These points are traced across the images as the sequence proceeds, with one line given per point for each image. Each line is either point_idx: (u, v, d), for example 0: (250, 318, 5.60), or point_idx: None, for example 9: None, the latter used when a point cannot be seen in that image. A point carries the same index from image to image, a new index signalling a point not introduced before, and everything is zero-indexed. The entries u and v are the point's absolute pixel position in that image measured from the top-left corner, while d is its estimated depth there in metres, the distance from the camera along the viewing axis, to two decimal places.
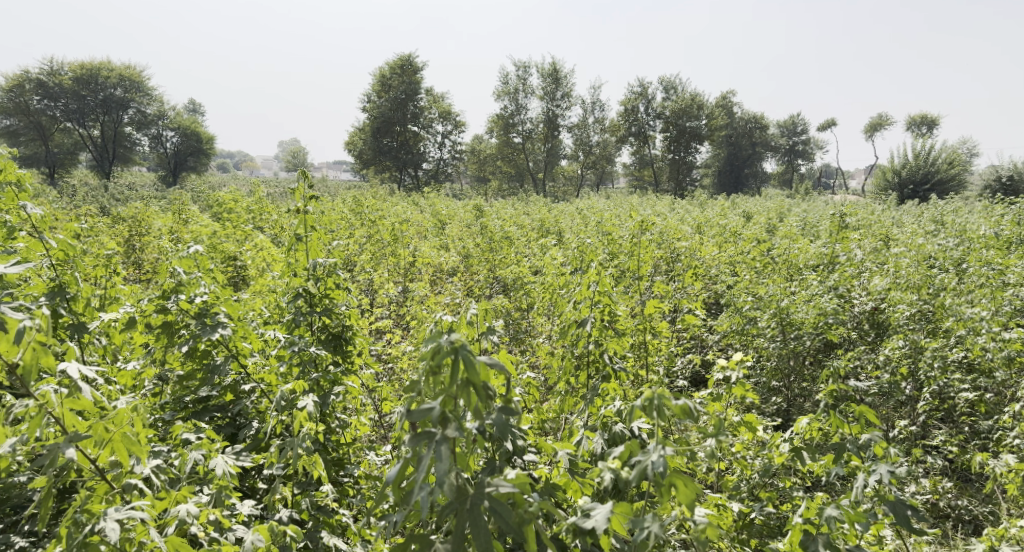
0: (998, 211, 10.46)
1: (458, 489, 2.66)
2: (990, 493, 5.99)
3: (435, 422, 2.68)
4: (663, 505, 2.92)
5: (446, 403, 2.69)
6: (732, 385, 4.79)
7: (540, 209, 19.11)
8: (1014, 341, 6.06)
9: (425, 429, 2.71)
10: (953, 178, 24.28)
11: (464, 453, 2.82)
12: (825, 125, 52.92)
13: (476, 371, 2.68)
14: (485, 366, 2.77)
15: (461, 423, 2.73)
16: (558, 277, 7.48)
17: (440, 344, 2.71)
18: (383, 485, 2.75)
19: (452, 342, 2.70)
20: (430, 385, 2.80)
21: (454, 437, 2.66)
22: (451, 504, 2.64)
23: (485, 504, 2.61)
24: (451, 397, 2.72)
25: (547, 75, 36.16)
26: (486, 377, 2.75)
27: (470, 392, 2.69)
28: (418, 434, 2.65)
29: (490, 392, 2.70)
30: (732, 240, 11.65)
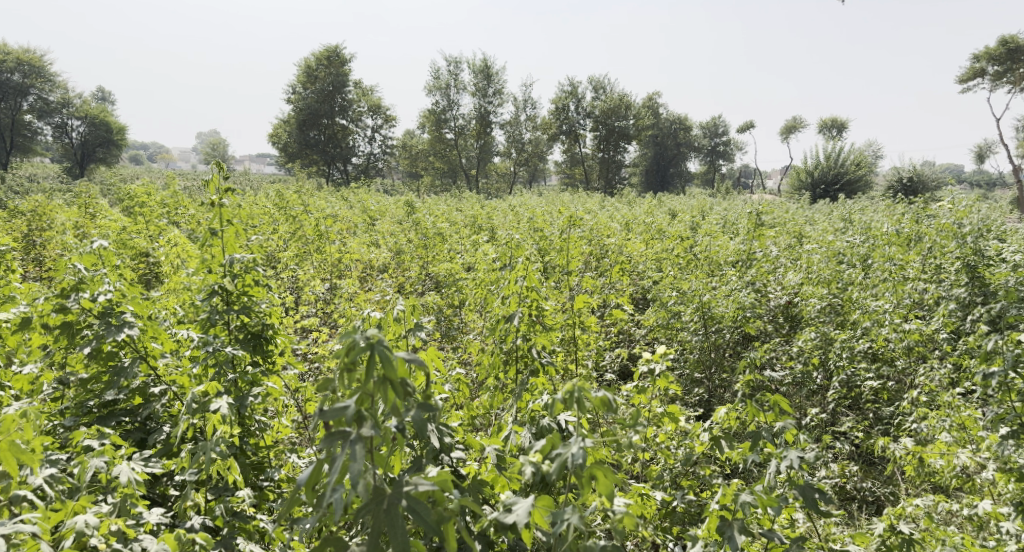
0: (900, 210, 11.15)
1: (376, 489, 2.62)
2: (892, 474, 6.37)
3: (350, 421, 2.62)
4: (584, 497, 2.95)
5: (361, 402, 2.63)
6: (656, 377, 4.92)
7: (473, 205, 19.15)
8: (912, 332, 6.63)
9: (340, 428, 2.65)
10: (861, 178, 25.73)
11: (383, 453, 2.78)
12: (744, 126, 55.02)
13: (392, 368, 2.62)
14: (403, 362, 2.71)
15: (377, 420, 2.68)
16: (489, 273, 7.52)
17: (355, 340, 2.64)
18: (296, 488, 2.67)
19: (368, 339, 2.64)
20: (346, 383, 2.74)
21: (370, 436, 2.60)
22: (367, 505, 2.58)
23: (402, 504, 2.57)
24: (367, 395, 2.66)
25: (478, 71, 36.19)
26: (404, 373, 2.70)
27: (387, 389, 2.63)
28: (332, 434, 2.59)
29: (407, 389, 2.66)
30: (658, 237, 11.99)
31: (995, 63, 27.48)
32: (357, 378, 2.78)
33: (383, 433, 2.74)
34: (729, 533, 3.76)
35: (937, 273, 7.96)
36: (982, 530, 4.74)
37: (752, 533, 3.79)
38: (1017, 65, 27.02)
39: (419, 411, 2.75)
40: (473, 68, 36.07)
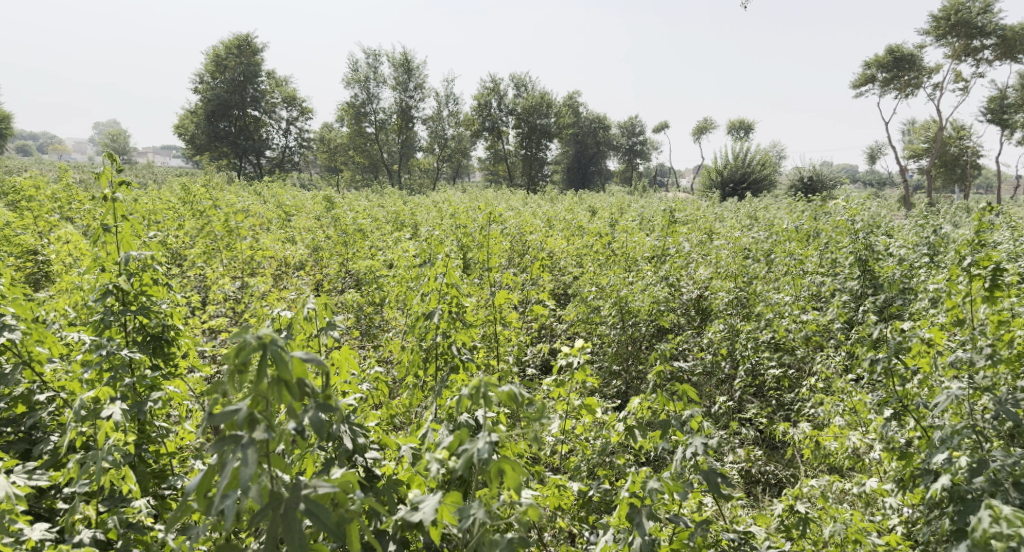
0: (799, 207, 11.84)
1: (272, 494, 2.55)
2: (792, 458, 6.75)
3: (242, 424, 2.54)
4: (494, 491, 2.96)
5: (254, 404, 2.55)
6: (574, 371, 5.03)
7: (394, 201, 18.92)
8: (809, 322, 7.06)
9: (231, 432, 2.56)
10: (766, 177, 27.11)
11: (281, 456, 2.70)
12: (659, 126, 56.82)
13: (286, 368, 2.56)
14: (299, 362, 2.64)
15: (273, 423, 2.61)
16: (409, 270, 7.47)
17: (247, 340, 2.56)
18: (185, 496, 2.56)
19: (260, 338, 2.56)
20: (239, 385, 2.65)
21: (263, 439, 2.53)
22: (263, 510, 2.51)
23: (300, 507, 2.51)
24: (261, 396, 2.59)
25: (398, 65, 35.74)
26: (301, 373, 2.64)
27: (282, 391, 2.57)
28: (223, 438, 2.50)
29: (304, 390, 2.60)
30: (578, 234, 12.25)
31: (884, 70, 29.45)
32: (253, 378, 2.70)
33: (280, 435, 2.67)
34: (638, 519, 3.89)
35: (833, 267, 8.52)
36: (870, 506, 5.10)
37: (660, 519, 3.95)
38: (904, 72, 29.09)
39: (318, 412, 2.70)
40: (392, 61, 35.55)
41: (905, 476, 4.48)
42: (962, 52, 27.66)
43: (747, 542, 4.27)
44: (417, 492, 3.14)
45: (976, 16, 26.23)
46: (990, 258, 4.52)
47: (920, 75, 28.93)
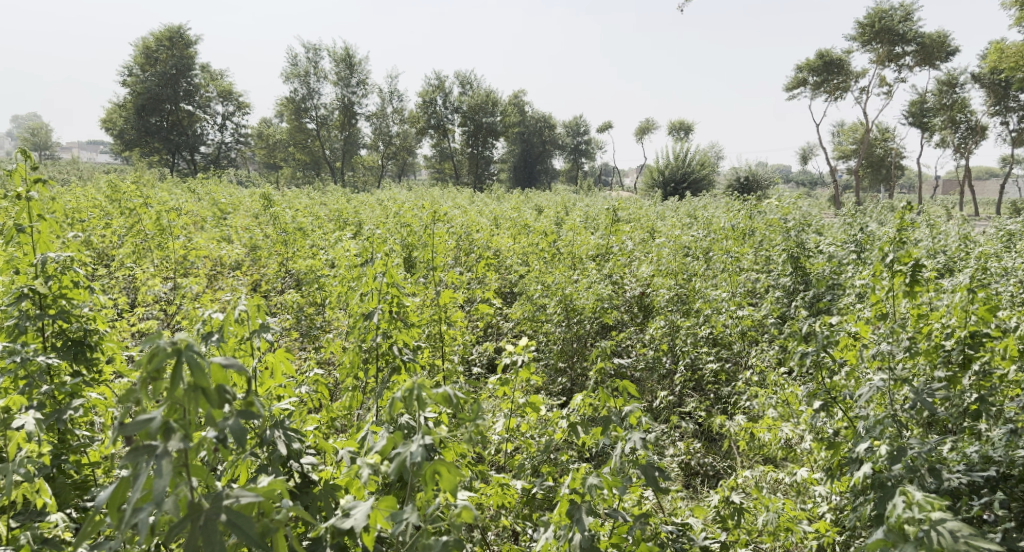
0: (736, 206, 12.21)
1: (191, 505, 2.46)
2: (729, 449, 6.92)
3: (157, 433, 2.43)
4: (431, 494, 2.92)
5: (169, 412, 2.46)
6: (518, 369, 5.05)
7: (337, 199, 18.58)
8: (745, 318, 7.29)
9: (145, 443, 2.45)
10: (705, 177, 27.84)
11: (202, 466, 2.60)
12: (603, 126, 57.64)
13: (203, 374, 2.46)
14: (218, 368, 2.55)
15: (191, 431, 2.51)
16: (351, 270, 7.36)
17: (159, 346, 2.47)
18: (96, 510, 2.44)
19: (175, 344, 2.47)
20: (154, 392, 2.54)
21: (179, 449, 2.43)
22: (181, 522, 2.42)
23: (221, 519, 2.42)
24: (176, 404, 2.50)
25: (340, 60, 35.15)
26: (221, 379, 2.55)
27: (198, 398, 2.49)
28: (136, 448, 2.39)
29: (224, 396, 2.52)
30: (523, 232, 12.31)
31: (814, 74, 30.61)
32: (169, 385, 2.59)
33: (199, 443, 2.57)
34: (577, 515, 3.94)
35: (767, 264, 8.82)
36: (801, 494, 5.29)
37: (599, 514, 4.01)
38: (833, 76, 30.33)
39: (239, 419, 2.61)
40: (333, 56, 34.92)
41: (832, 464, 4.66)
42: (885, 58, 29.01)
43: (685, 534, 4.41)
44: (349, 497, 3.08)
45: (897, 23, 27.59)
46: (909, 255, 4.76)
47: (847, 80, 30.22)
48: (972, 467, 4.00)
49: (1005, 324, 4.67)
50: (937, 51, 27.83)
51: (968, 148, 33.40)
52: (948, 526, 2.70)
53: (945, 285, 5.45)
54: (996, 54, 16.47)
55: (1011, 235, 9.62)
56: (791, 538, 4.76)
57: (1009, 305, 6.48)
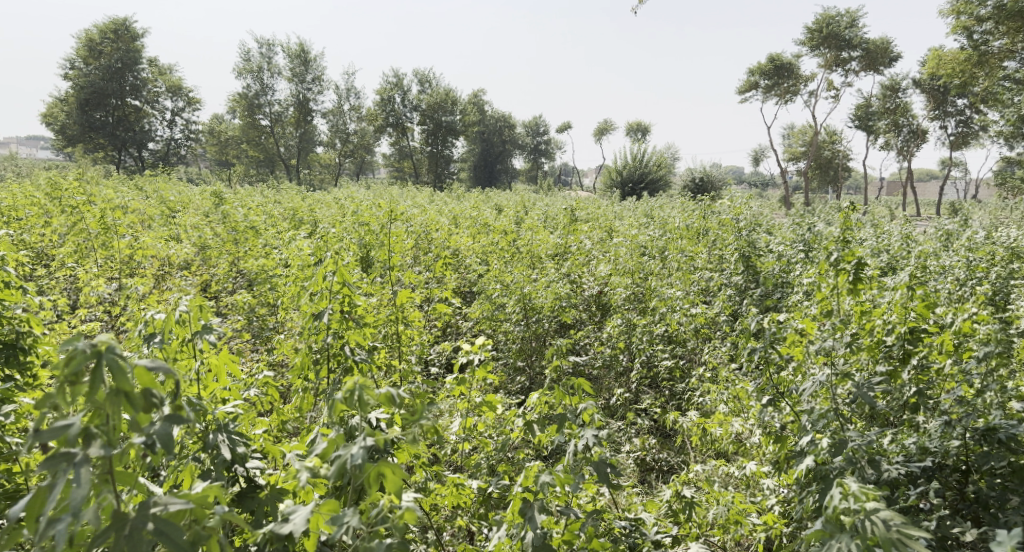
0: (691, 206, 12.42)
1: (116, 514, 2.38)
2: (683, 445, 7.01)
3: (75, 440, 2.35)
4: (377, 496, 2.88)
5: (89, 417, 2.37)
6: (475, 368, 5.04)
7: (292, 197, 18.23)
8: (698, 316, 7.42)
9: (62, 451, 2.36)
10: (661, 178, 28.25)
11: (129, 473, 2.52)
12: (562, 126, 58.00)
13: (126, 378, 2.38)
14: (143, 372, 2.47)
15: (115, 438, 2.44)
16: (304, 269, 7.23)
17: (78, 349, 2.38)
18: (11, 522, 2.34)
19: (95, 347, 2.38)
20: (73, 397, 2.45)
21: (99, 456, 2.35)
22: (105, 532, 2.34)
23: (148, 527, 2.36)
24: (99, 409, 2.41)
25: (294, 56, 34.53)
26: (147, 383, 2.48)
27: (122, 402, 2.40)
28: (52, 456, 2.30)
29: (150, 400, 2.45)
30: (483, 231, 12.29)
31: (766, 77, 31.35)
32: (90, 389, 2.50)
33: (125, 450, 2.49)
34: (530, 514, 3.95)
35: (720, 263, 9.00)
36: (750, 488, 5.41)
37: (552, 512, 4.03)
38: (783, 80, 31.12)
39: (167, 424, 2.54)
40: (288, 52, 34.27)
41: (780, 458, 4.77)
42: (832, 63, 29.88)
43: (637, 529, 4.48)
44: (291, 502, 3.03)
45: (844, 29, 28.45)
46: (853, 254, 4.89)
47: (797, 83, 31.04)
48: (910, 458, 4.14)
49: (942, 320, 4.85)
50: (881, 57, 28.83)
51: (910, 151, 34.61)
52: (881, 515, 2.79)
53: (887, 283, 5.64)
54: (936, 60, 17.14)
55: (949, 234, 10.01)
56: (741, 531, 4.86)
57: (948, 301, 6.75)
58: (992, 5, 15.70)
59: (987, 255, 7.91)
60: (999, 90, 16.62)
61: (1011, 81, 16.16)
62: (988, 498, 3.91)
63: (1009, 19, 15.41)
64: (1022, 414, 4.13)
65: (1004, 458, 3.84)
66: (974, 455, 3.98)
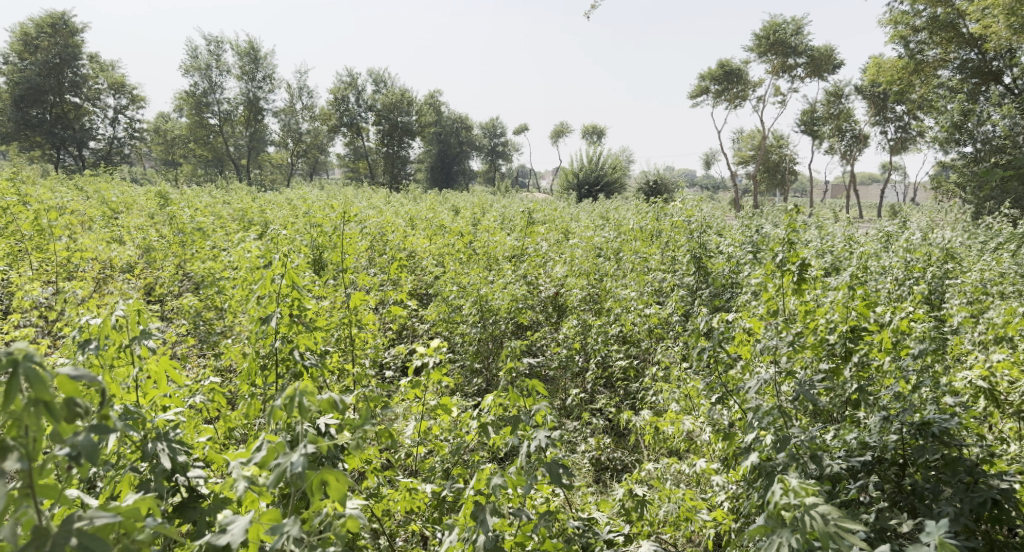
0: (645, 209, 12.62)
1: (37, 529, 2.29)
2: (637, 443, 7.08)
3: None
4: (319, 504, 2.83)
5: (6, 428, 2.27)
6: (429, 371, 5.01)
7: (241, 197, 17.79)
8: (652, 316, 7.53)
9: None
10: (617, 181, 28.59)
11: (52, 485, 2.42)
12: (519, 128, 58.16)
13: (45, 387, 2.29)
14: (66, 379, 2.38)
15: (36, 449, 2.34)
16: (253, 271, 7.06)
17: None
18: None
19: (11, 355, 2.27)
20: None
21: (18, 470, 2.26)
22: (23, 548, 2.24)
23: (71, 543, 2.27)
24: (16, 420, 2.31)
25: (243, 54, 33.76)
26: (71, 392, 2.39)
27: (43, 413, 2.31)
28: None
29: (73, 410, 2.36)
30: (439, 233, 12.22)
31: (716, 82, 32.04)
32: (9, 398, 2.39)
33: (47, 461, 2.39)
34: (481, 517, 3.94)
35: (672, 264, 9.15)
36: (701, 484, 5.49)
37: (504, 514, 4.02)
38: (733, 85, 31.85)
39: (91, 434, 2.45)
40: (236, 49, 33.48)
41: (728, 455, 4.86)
42: (779, 69, 30.72)
43: (590, 528, 4.51)
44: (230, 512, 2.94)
45: (789, 36, 29.30)
46: (797, 255, 5.03)
47: (746, 88, 31.84)
48: (851, 453, 4.27)
49: (881, 319, 5.03)
50: (825, 64, 29.80)
51: (852, 155, 35.84)
52: (819, 510, 2.87)
53: (830, 284, 5.82)
54: (876, 68, 17.80)
55: (889, 235, 10.38)
56: (692, 527, 4.93)
57: (888, 300, 7.00)
58: (927, 16, 16.41)
59: (924, 255, 8.22)
60: (934, 98, 17.33)
61: (945, 88, 16.87)
62: (923, 490, 4.04)
63: (943, 29, 16.14)
64: (954, 408, 4.31)
65: (937, 451, 3.98)
66: (909, 448, 4.12)
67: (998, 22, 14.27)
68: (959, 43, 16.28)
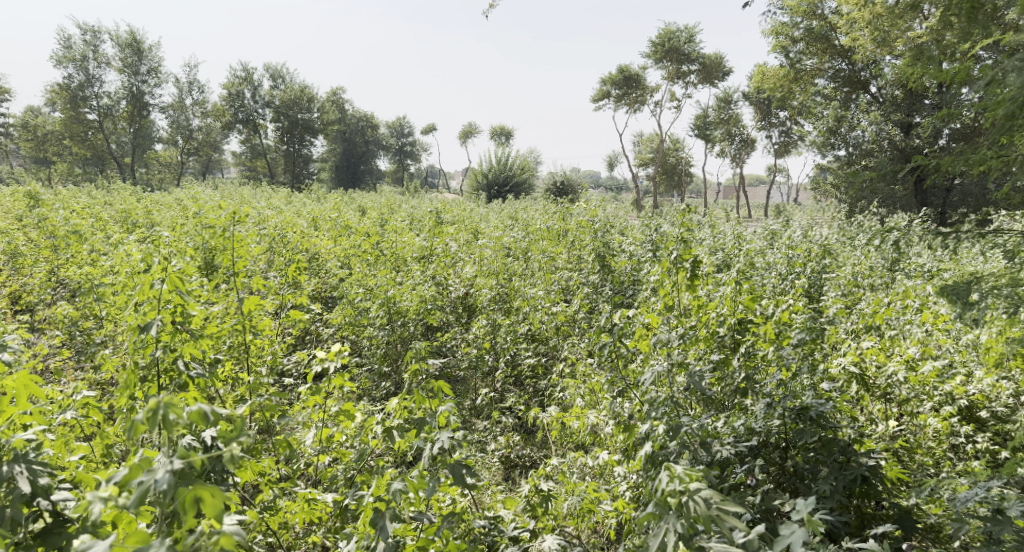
0: (552, 209, 12.83)
1: None
2: (545, 440, 7.11)
3: None
4: (193, 524, 2.67)
5: None
6: (331, 376, 4.86)
7: (124, 198, 16.62)
8: (558, 314, 7.67)
9: None
10: (525, 181, 28.95)
11: None
12: (425, 128, 57.82)
13: None
14: None
15: None
16: (135, 275, 6.60)
17: None
18: None
19: None
20: None
21: None
22: None
23: None
24: None
25: (124, 45, 31.63)
26: None
27: None
28: None
29: None
30: (344, 234, 11.91)
31: (617, 87, 32.96)
32: None
33: None
34: (381, 523, 3.85)
35: (578, 263, 9.36)
36: (603, 476, 5.59)
37: (404, 519, 3.95)
38: (632, 90, 32.92)
39: None
40: (116, 40, 31.31)
41: (629, 446, 4.99)
42: (674, 75, 32.04)
43: (495, 527, 4.52)
44: (88, 537, 2.71)
45: (683, 44, 30.62)
46: (690, 252, 5.24)
47: (644, 93, 33.03)
48: (739, 439, 4.47)
49: (766, 312, 5.33)
50: (715, 71, 31.34)
51: (741, 158, 37.99)
52: (702, 495, 2.99)
53: (721, 279, 6.10)
54: (760, 75, 19.00)
55: (773, 234, 11.04)
56: (595, 518, 5.04)
57: (774, 293, 7.44)
58: (804, 28, 17.63)
59: (803, 252, 8.81)
60: (812, 104, 18.57)
61: (821, 96, 18.12)
62: (803, 470, 4.33)
63: (817, 40, 17.33)
64: (830, 393, 4.61)
65: (814, 434, 4.25)
66: (791, 433, 4.38)
67: (864, 35, 15.51)
68: (832, 54, 17.55)
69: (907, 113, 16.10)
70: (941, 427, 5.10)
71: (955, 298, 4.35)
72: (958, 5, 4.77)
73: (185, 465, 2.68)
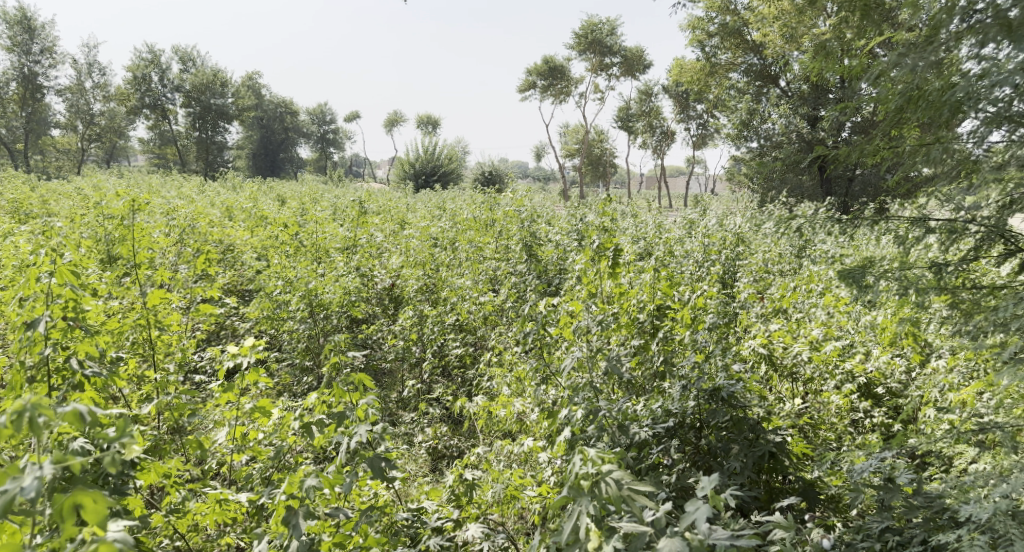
0: (479, 199, 12.76)
1: None
2: (472, 430, 7.06)
3: None
4: (74, 533, 2.48)
5: None
6: (244, 372, 4.64)
7: (16, 186, 15.42)
8: (486, 304, 7.63)
9: None
10: (452, 171, 28.74)
11: None
12: (348, 116, 56.50)
13: None
14: None
15: None
16: (23, 269, 6.11)
17: None
18: None
19: None
20: None
21: None
22: None
23: None
24: None
25: (13, 22, 29.34)
26: None
27: None
28: None
29: None
30: (261, 224, 11.44)
31: (542, 78, 33.10)
32: None
33: None
34: (294, 521, 3.71)
35: (505, 253, 9.35)
36: (529, 463, 5.60)
37: (319, 516, 3.82)
38: (557, 81, 33.17)
39: None
40: (4, 16, 29.01)
41: (552, 433, 5.00)
42: (598, 67, 32.47)
43: (418, 519, 4.44)
44: None
45: (605, 36, 31.00)
46: (611, 240, 5.30)
47: (570, 85, 33.14)
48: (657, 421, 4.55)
49: (684, 298, 5.45)
50: (636, 64, 31.96)
51: (661, 149, 38.97)
52: (614, 476, 3.03)
53: (643, 267, 6.21)
54: (678, 68, 19.48)
55: (692, 223, 11.39)
56: (520, 505, 5.02)
57: (693, 280, 7.65)
58: (718, 23, 18.17)
59: (719, 239, 9.11)
60: (726, 98, 19.22)
61: (735, 90, 18.78)
62: (716, 449, 4.46)
63: (731, 34, 17.89)
64: (741, 375, 4.77)
65: (726, 413, 4.38)
66: (705, 413, 4.51)
67: (775, 32, 16.13)
68: (745, 49, 18.21)
69: (814, 107, 16.90)
70: (844, 404, 5.39)
71: (855, 280, 4.57)
72: (854, 3, 5.00)
73: (62, 470, 2.49)
